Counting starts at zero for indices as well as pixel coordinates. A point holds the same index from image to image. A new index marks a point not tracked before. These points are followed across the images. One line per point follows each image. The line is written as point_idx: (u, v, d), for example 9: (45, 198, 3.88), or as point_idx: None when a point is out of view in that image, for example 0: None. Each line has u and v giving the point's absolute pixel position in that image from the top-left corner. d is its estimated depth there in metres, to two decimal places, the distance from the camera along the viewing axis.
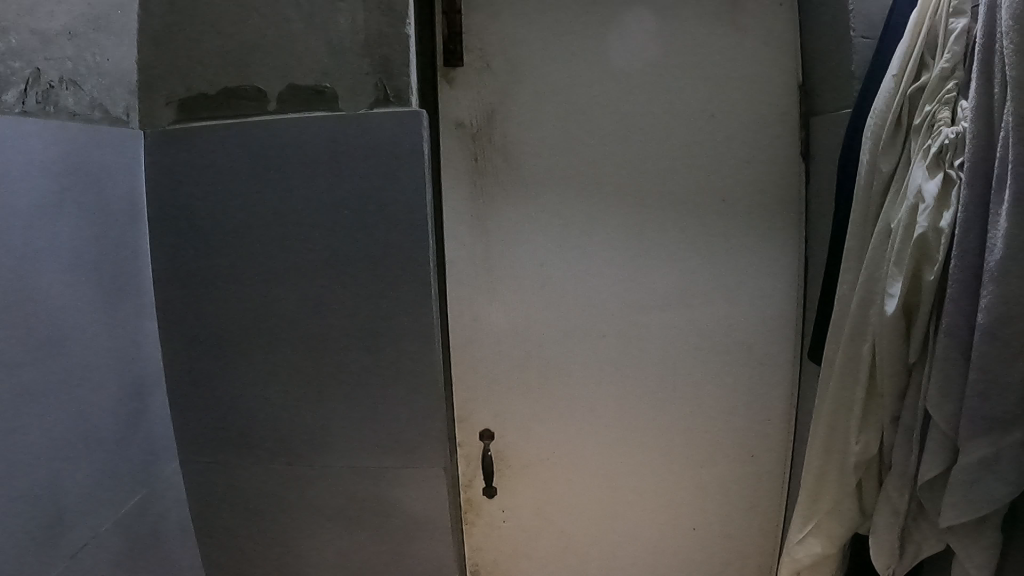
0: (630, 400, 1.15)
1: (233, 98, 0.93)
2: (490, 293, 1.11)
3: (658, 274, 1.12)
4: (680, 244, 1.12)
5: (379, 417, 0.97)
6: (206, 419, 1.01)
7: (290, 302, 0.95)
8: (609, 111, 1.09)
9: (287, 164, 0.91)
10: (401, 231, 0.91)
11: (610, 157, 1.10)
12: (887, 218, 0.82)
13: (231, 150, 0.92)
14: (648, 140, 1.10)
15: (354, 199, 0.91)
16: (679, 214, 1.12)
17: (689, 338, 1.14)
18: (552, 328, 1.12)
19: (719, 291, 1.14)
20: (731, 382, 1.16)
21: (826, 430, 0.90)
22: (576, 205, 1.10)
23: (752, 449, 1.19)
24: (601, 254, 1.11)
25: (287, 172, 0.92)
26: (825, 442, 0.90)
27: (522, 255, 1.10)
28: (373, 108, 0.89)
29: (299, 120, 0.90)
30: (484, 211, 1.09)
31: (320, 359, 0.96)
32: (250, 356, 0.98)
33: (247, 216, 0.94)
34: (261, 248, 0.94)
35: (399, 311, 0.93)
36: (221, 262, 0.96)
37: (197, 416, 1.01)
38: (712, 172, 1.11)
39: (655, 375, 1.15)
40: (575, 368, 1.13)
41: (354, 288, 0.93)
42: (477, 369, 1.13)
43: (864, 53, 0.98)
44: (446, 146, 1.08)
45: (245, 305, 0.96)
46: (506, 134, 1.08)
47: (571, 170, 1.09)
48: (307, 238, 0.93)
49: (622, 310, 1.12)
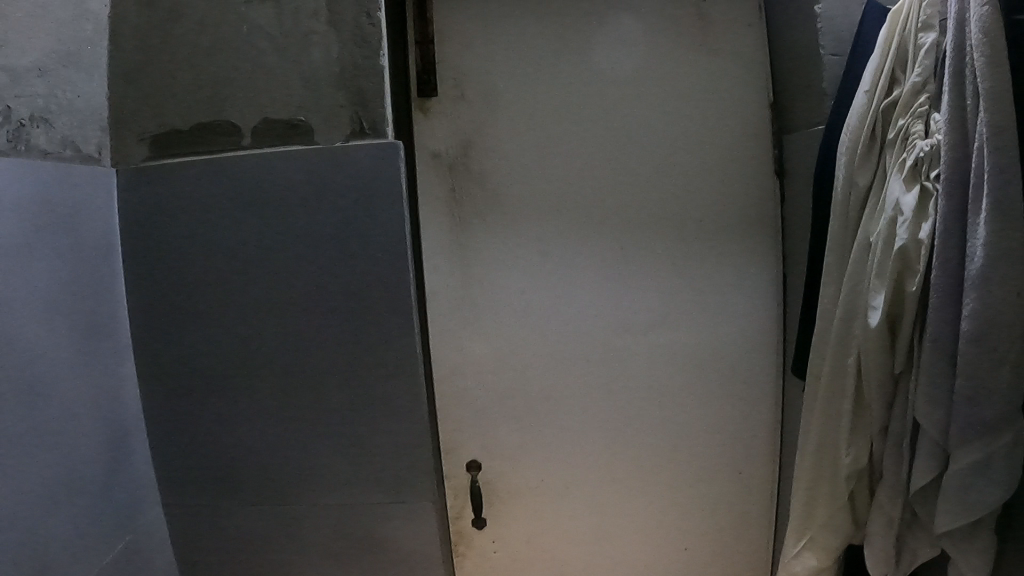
0: (618, 422, 1.14)
1: (207, 132, 0.91)
2: (473, 322, 1.10)
3: (641, 294, 1.12)
4: (662, 263, 1.13)
5: (366, 452, 0.96)
6: (187, 461, 0.98)
7: (271, 339, 0.93)
8: (586, 135, 1.10)
9: (263, 199, 0.90)
10: (381, 262, 0.90)
11: (589, 180, 1.10)
12: (866, 231, 0.83)
13: (207, 186, 0.91)
14: (625, 162, 1.11)
15: (333, 232, 0.90)
16: (660, 233, 1.12)
17: (675, 357, 1.14)
18: (537, 355, 1.11)
19: (702, 309, 1.14)
20: (717, 400, 1.16)
21: (815, 443, 0.90)
22: (556, 229, 1.10)
23: (741, 467, 1.18)
24: (583, 277, 1.11)
25: (265, 205, 0.90)
26: (815, 455, 0.89)
27: (504, 281, 1.09)
28: (349, 140, 0.89)
29: (275, 154, 0.89)
30: (464, 239, 1.08)
31: (303, 396, 0.94)
32: (231, 395, 0.96)
33: (224, 252, 0.92)
34: (240, 284, 0.93)
35: (384, 344, 0.92)
36: (199, 300, 0.94)
37: (178, 459, 0.98)
38: (690, 191, 1.12)
39: (642, 397, 1.14)
40: (561, 393, 1.12)
41: (336, 322, 0.92)
42: (461, 399, 1.12)
43: (834, 70, 1.00)
44: (423, 176, 1.07)
45: (224, 344, 0.94)
46: (484, 160, 1.08)
47: (550, 194, 1.09)
48: (287, 272, 0.91)
49: (609, 332, 1.12)
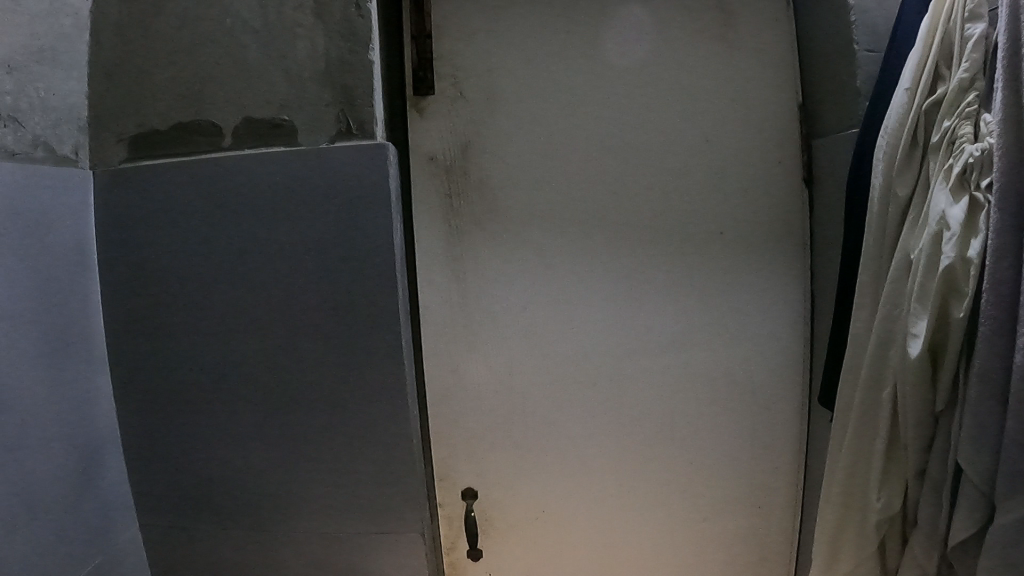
0: (626, 450, 1.06)
1: (186, 133, 0.86)
2: (470, 340, 1.03)
3: (654, 311, 1.04)
4: (678, 278, 1.04)
5: (350, 479, 0.89)
6: (164, 482, 0.92)
7: (250, 355, 0.87)
8: (597, 139, 1.02)
9: (243, 204, 0.84)
10: (366, 276, 0.83)
11: (600, 187, 1.02)
12: (906, 248, 0.75)
13: (187, 190, 0.85)
14: (638, 169, 1.03)
15: (316, 241, 0.83)
16: (676, 246, 1.04)
17: (691, 381, 1.06)
18: (538, 376, 1.04)
19: (720, 329, 1.06)
20: (736, 427, 1.08)
21: (841, 484, 0.81)
22: (563, 240, 1.02)
23: (760, 500, 1.10)
24: (592, 292, 1.03)
25: (245, 212, 0.84)
26: (842, 497, 0.81)
27: (506, 296, 1.02)
28: (334, 141, 0.82)
29: (256, 156, 0.83)
30: (462, 251, 1.01)
31: (284, 417, 0.88)
32: (208, 415, 0.89)
33: (201, 261, 0.86)
34: (219, 296, 0.86)
35: (370, 362, 0.85)
36: (175, 312, 0.87)
37: (155, 479, 0.92)
38: (709, 201, 1.04)
39: (653, 423, 1.06)
40: (565, 418, 1.04)
41: (318, 338, 0.85)
42: (455, 423, 1.04)
43: (869, 67, 0.92)
44: (417, 181, 1.00)
45: (201, 359, 0.88)
46: (485, 165, 1.01)
47: (556, 203, 1.02)
48: (267, 283, 0.85)
49: (618, 353, 1.04)
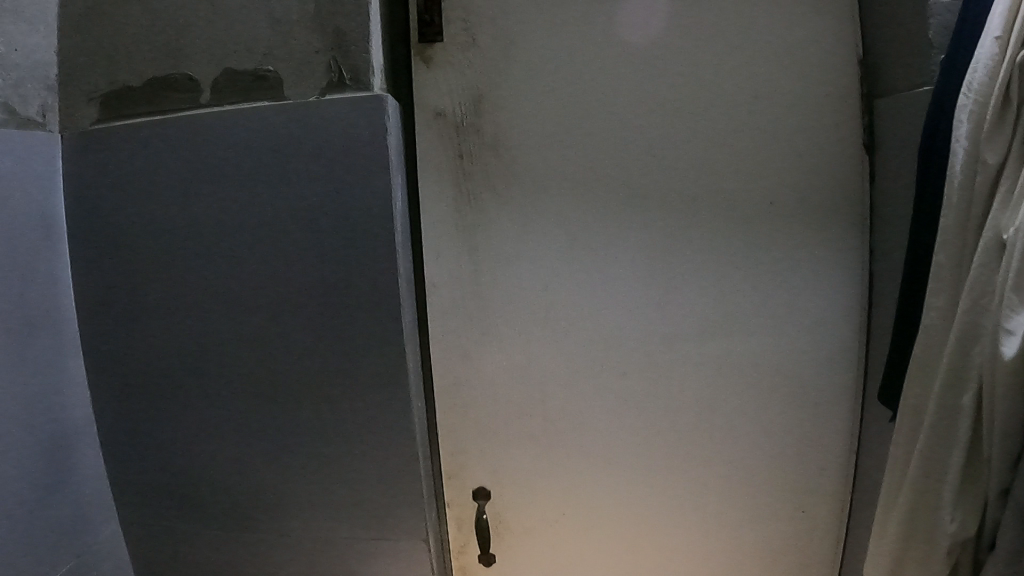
0: (658, 449, 0.97)
1: (159, 89, 0.75)
2: (482, 325, 0.93)
3: (691, 297, 0.94)
4: (718, 256, 0.94)
5: (347, 480, 0.80)
6: (147, 478, 0.83)
7: (234, 339, 0.78)
8: (629, 97, 0.90)
9: (224, 171, 0.74)
10: (363, 254, 0.73)
11: (631, 151, 0.91)
12: (997, 225, 0.65)
13: (161, 153, 0.75)
14: (675, 131, 0.91)
15: (306, 211, 0.73)
16: (717, 219, 0.93)
17: (729, 368, 0.96)
18: (558, 366, 0.93)
19: (765, 313, 0.96)
20: (782, 424, 0.98)
21: (911, 496, 0.75)
22: (590, 211, 0.91)
23: (804, 503, 1.01)
24: (622, 274, 0.92)
25: (227, 180, 0.74)
26: (909, 511, 0.75)
27: (524, 274, 0.91)
28: (324, 94, 0.71)
29: (237, 114, 0.72)
30: (474, 222, 0.90)
31: (273, 409, 0.79)
32: (193, 404, 0.80)
33: (180, 237, 0.76)
34: (200, 272, 0.76)
35: (367, 348, 0.75)
36: (153, 290, 0.78)
37: (137, 475, 0.84)
38: (756, 167, 0.93)
39: (689, 420, 0.96)
40: (588, 412, 0.95)
41: (310, 321, 0.75)
42: (465, 416, 0.95)
43: (942, 16, 0.82)
44: (423, 138, 0.89)
45: (183, 343, 0.79)
46: (501, 124, 0.89)
47: (581, 170, 0.90)
48: (251, 258, 0.75)
49: (649, 338, 0.94)
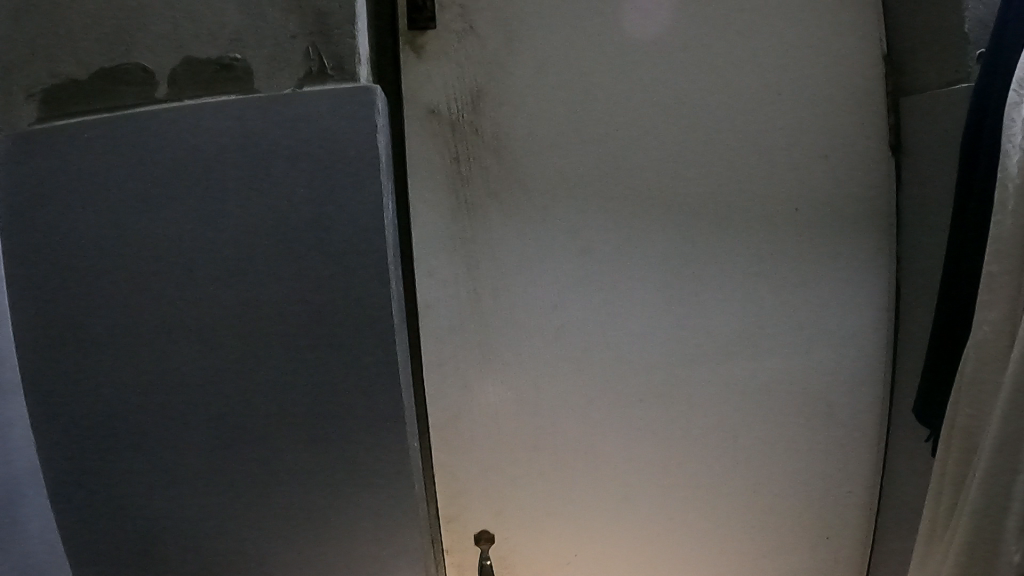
0: (677, 482, 0.88)
1: (104, 80, 0.63)
2: (483, 350, 0.83)
3: (713, 314, 0.86)
4: (739, 269, 0.86)
5: (335, 540, 0.69)
6: (97, 548, 0.68)
7: (197, 381, 0.65)
8: (641, 93, 0.82)
9: (184, 177, 0.62)
10: (350, 275, 0.63)
11: (644, 153, 0.82)
12: None
13: (107, 157, 0.63)
14: (692, 130, 0.83)
15: (283, 225, 0.62)
16: (738, 228, 0.85)
17: (751, 391, 0.88)
18: (568, 394, 0.84)
19: (790, 330, 0.88)
20: (808, 450, 0.91)
21: (967, 527, 0.66)
22: (601, 221, 0.82)
23: (828, 532, 0.94)
24: (639, 290, 0.84)
25: (188, 188, 0.62)
26: (965, 544, 0.66)
27: (530, 292, 0.82)
28: (303, 86, 0.62)
29: (200, 109, 0.61)
30: (472, 234, 0.81)
31: (245, 463, 0.67)
32: (148, 460, 0.67)
33: (132, 257, 0.63)
34: (154, 301, 0.64)
35: (355, 383, 0.65)
36: (97, 323, 0.64)
37: (86, 543, 0.68)
38: (779, 169, 0.85)
39: (710, 450, 0.88)
40: (600, 446, 0.86)
41: (289, 355, 0.64)
42: (464, 453, 0.85)
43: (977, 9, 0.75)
44: (413, 140, 0.79)
45: (135, 387, 0.66)
46: (501, 124, 0.80)
47: (591, 175, 0.82)
48: (216, 282, 0.63)
49: (666, 360, 0.86)
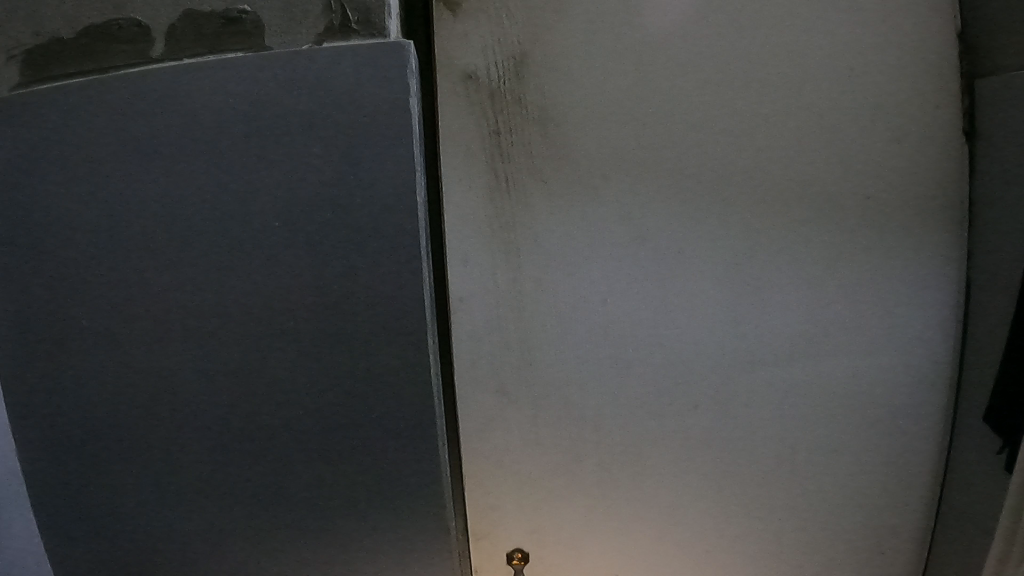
0: (728, 496, 0.81)
1: (93, 36, 0.54)
2: (523, 350, 0.75)
3: (774, 312, 0.77)
4: (804, 263, 0.77)
5: (354, 566, 0.61)
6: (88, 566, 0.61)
7: (202, 384, 0.57)
8: (701, 61, 0.73)
9: (183, 149, 0.54)
10: (378, 265, 0.55)
11: (703, 129, 0.74)
12: None
13: (97, 125, 0.54)
14: (757, 104, 0.74)
15: (301, 205, 0.54)
16: (803, 217, 0.77)
17: (813, 399, 0.80)
18: (614, 399, 0.76)
19: (857, 330, 0.79)
20: (871, 462, 0.83)
21: None
22: (654, 208, 0.74)
23: (887, 550, 0.86)
24: (695, 283, 0.76)
25: (188, 161, 0.54)
26: None
27: (574, 286, 0.74)
28: (322, 43, 0.53)
29: (202, 69, 0.53)
30: (513, 220, 0.73)
31: (257, 479, 0.59)
32: (147, 474, 0.59)
33: (123, 241, 0.55)
34: (152, 292, 0.56)
35: (382, 387, 0.57)
36: (88, 316, 0.56)
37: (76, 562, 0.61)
38: (852, 151, 0.76)
39: (766, 461, 0.81)
40: (647, 459, 0.78)
41: (306, 356, 0.56)
42: (498, 465, 0.77)
43: None
44: (449, 109, 0.71)
45: (131, 389, 0.58)
46: (546, 95, 0.71)
47: (644, 155, 0.73)
48: (224, 271, 0.55)
49: (722, 365, 0.78)
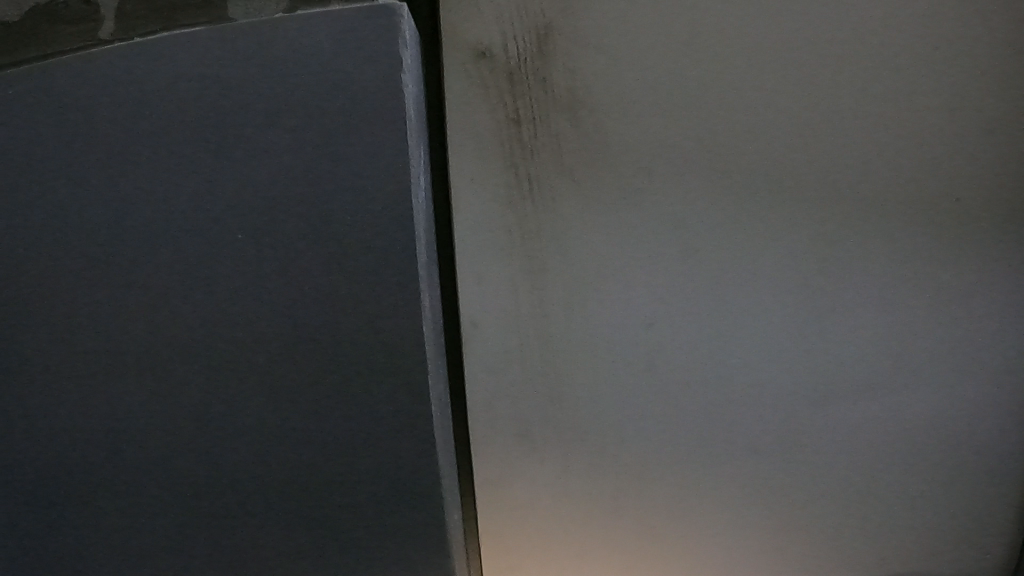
0: (796, 551, 0.67)
1: (20, 11, 0.46)
2: (549, 387, 0.62)
3: (853, 336, 0.62)
4: (902, 279, 0.61)
5: None
6: None
7: (150, 432, 0.47)
8: (775, 22, 0.57)
9: (126, 137, 0.45)
10: (355, 272, 0.45)
11: (776, 113, 0.58)
12: None
13: (23, 120, 0.45)
14: (845, 79, 0.58)
15: (272, 209, 0.45)
16: (905, 222, 0.60)
17: (910, 446, 0.65)
18: (655, 439, 0.63)
19: (957, 358, 0.63)
20: (967, 517, 0.66)
21: None
22: (709, 209, 0.59)
23: None
24: (760, 303, 0.61)
25: (133, 151, 0.45)
26: None
27: (611, 309, 0.60)
28: (293, 10, 0.45)
29: (152, 43, 0.45)
30: (536, 228, 0.59)
31: (219, 550, 0.48)
32: (82, 547, 0.48)
33: (56, 249, 0.46)
34: (90, 320, 0.46)
35: (366, 425, 0.47)
36: (12, 351, 0.46)
37: None
38: (961, 135, 0.59)
39: (841, 513, 0.66)
40: (699, 512, 0.65)
41: (280, 391, 0.46)
42: (519, 515, 0.65)
43: None
44: (457, 95, 0.57)
45: (61, 441, 0.47)
46: (578, 74, 0.56)
47: (699, 146, 0.58)
48: (179, 289, 0.46)
49: (792, 403, 0.63)
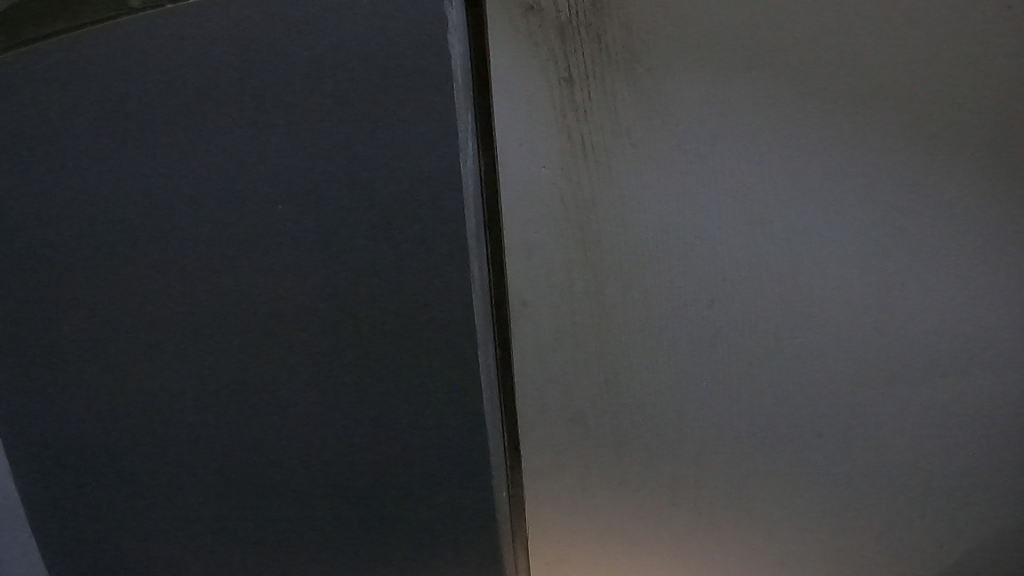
0: (859, 544, 0.63)
1: None
2: (602, 366, 0.59)
3: (931, 314, 0.57)
4: (987, 251, 0.56)
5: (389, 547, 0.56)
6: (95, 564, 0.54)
7: (226, 384, 0.51)
8: None
9: (187, 103, 0.46)
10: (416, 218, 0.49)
11: (857, 68, 0.52)
12: None
13: (76, 90, 0.45)
14: (936, 28, 0.51)
15: (334, 162, 0.47)
16: (995, 190, 0.55)
17: (990, 434, 0.60)
18: (710, 419, 0.60)
19: None
20: None
21: None
22: (780, 174, 0.54)
23: None
24: (832, 276, 0.56)
25: (195, 116, 0.46)
26: None
27: (670, 282, 0.56)
28: None
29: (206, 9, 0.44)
30: (590, 195, 0.54)
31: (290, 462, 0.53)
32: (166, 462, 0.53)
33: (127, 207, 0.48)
34: (164, 271, 0.49)
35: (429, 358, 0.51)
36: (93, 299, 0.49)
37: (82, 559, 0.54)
38: None
39: (911, 505, 0.62)
40: (756, 499, 0.62)
41: (343, 332, 0.51)
42: (566, 501, 0.62)
43: None
44: (504, 52, 0.52)
45: (145, 382, 0.51)
46: (635, 27, 0.51)
47: (769, 105, 0.53)
48: (246, 250, 0.49)
49: (860, 385, 0.59)
